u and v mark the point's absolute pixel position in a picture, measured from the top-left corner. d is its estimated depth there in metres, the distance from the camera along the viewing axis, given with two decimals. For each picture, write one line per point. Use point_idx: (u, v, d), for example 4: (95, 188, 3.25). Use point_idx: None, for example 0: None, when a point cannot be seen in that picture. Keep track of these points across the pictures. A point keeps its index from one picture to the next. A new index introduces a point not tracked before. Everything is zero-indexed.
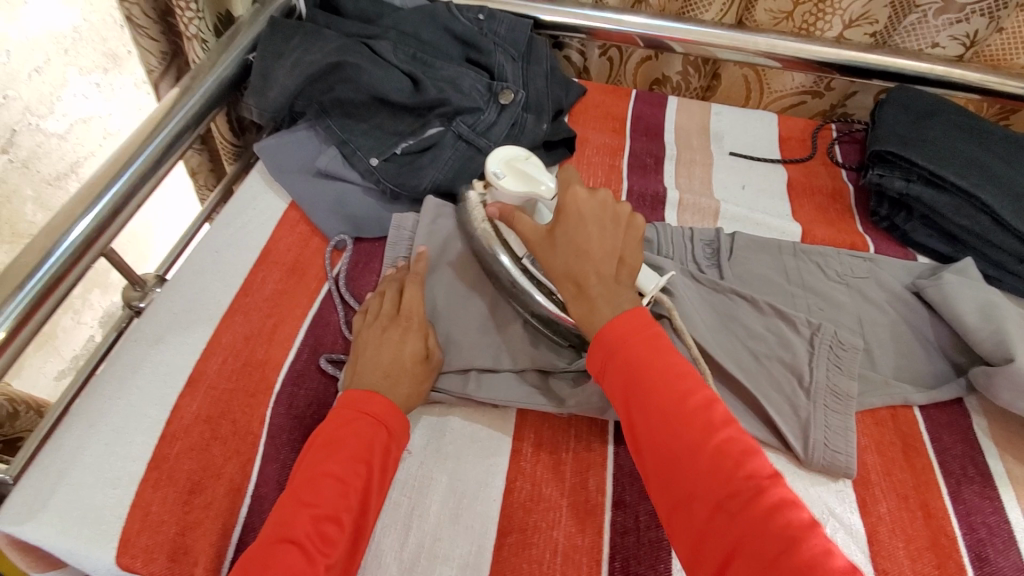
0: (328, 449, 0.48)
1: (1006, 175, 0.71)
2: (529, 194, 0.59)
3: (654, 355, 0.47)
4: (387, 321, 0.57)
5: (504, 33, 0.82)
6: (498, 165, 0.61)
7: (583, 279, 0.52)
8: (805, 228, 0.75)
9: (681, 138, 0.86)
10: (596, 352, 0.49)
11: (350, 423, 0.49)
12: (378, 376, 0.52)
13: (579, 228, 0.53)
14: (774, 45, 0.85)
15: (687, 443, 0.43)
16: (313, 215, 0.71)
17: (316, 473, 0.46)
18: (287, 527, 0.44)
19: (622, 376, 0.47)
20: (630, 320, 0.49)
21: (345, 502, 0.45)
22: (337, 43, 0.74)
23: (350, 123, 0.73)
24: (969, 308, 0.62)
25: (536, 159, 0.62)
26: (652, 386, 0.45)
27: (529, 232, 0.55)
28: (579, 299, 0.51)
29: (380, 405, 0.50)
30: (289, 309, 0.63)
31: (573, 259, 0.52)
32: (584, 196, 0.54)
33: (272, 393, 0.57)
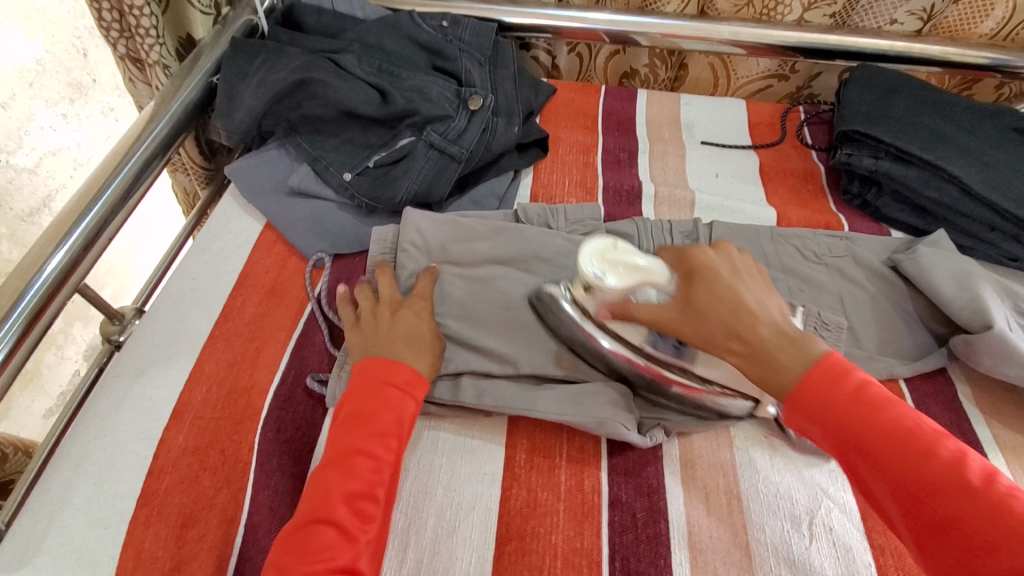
0: (354, 428, 0.49)
1: (971, 145, 0.73)
2: (640, 282, 0.52)
3: (864, 411, 0.41)
4: (396, 301, 0.59)
5: (469, 39, 0.81)
6: (595, 265, 0.53)
7: (749, 335, 0.47)
8: (780, 211, 0.76)
9: (653, 131, 0.87)
10: (794, 417, 0.44)
11: (368, 402, 0.50)
12: (397, 346, 0.54)
13: (719, 284, 0.49)
14: (737, 33, 0.86)
15: (952, 511, 0.37)
16: (290, 235, 0.70)
17: (349, 447, 0.48)
18: (323, 505, 0.45)
19: (833, 440, 0.42)
20: (824, 377, 0.43)
21: (378, 478, 0.47)
22: (301, 59, 0.73)
23: (320, 139, 0.73)
24: (945, 279, 0.63)
25: (625, 243, 0.55)
26: (876, 450, 0.40)
27: (659, 313, 0.51)
28: (754, 357, 0.47)
29: (400, 379, 0.51)
30: (272, 332, 0.62)
31: (729, 317, 0.48)
32: (713, 257, 0.51)
33: (260, 418, 0.56)
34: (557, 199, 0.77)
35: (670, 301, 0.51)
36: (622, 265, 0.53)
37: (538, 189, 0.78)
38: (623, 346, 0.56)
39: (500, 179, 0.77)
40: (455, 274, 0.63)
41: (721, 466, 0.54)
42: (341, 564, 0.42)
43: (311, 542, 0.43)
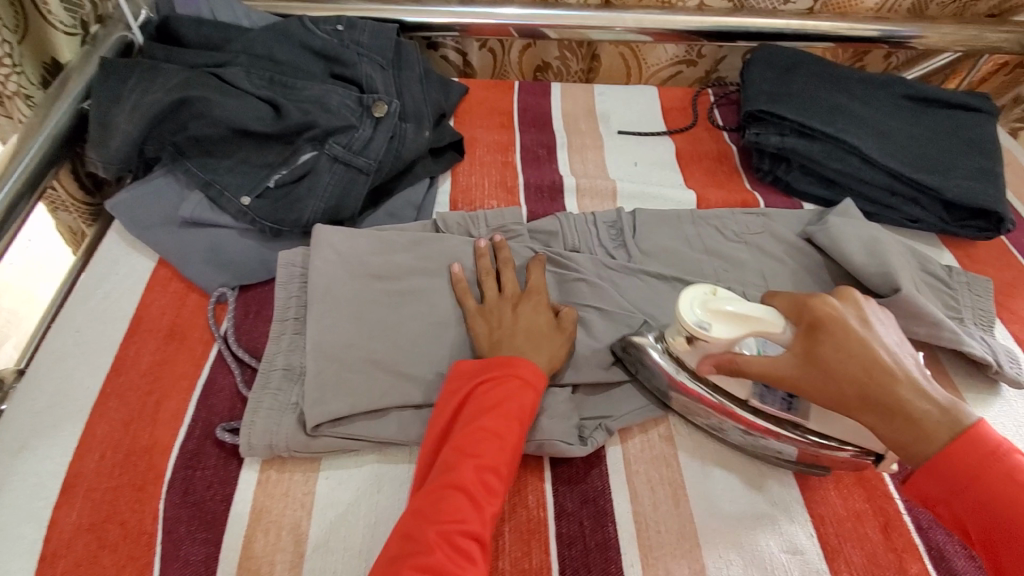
0: (486, 408, 0.48)
1: (866, 115, 0.76)
2: (749, 332, 0.48)
3: (1018, 492, 0.39)
4: (516, 298, 0.58)
5: (368, 42, 0.76)
6: (696, 313, 0.49)
7: (888, 399, 0.43)
8: (699, 194, 0.77)
9: (570, 124, 0.86)
10: (924, 487, 0.42)
11: (507, 384, 0.49)
12: (519, 341, 0.53)
13: (849, 339, 0.45)
14: (642, 20, 0.86)
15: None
16: (185, 270, 0.63)
17: (474, 425, 0.47)
18: (453, 473, 0.44)
19: (971, 518, 0.41)
20: (972, 452, 0.41)
21: (504, 455, 0.46)
22: (180, 77, 0.67)
23: (211, 161, 0.66)
24: (855, 247, 0.65)
25: (722, 291, 0.51)
26: (1020, 532, 0.39)
27: (776, 369, 0.46)
28: (896, 424, 0.43)
29: (525, 370, 0.50)
30: (172, 381, 0.56)
31: (866, 379, 0.44)
32: (833, 304, 0.47)
33: (164, 481, 0.50)
34: (478, 203, 0.74)
35: (791, 355, 0.47)
36: (727, 315, 0.48)
37: (457, 194, 0.75)
38: (724, 400, 0.52)
39: (416, 188, 0.73)
40: (372, 293, 0.58)
41: (664, 459, 0.54)
42: (468, 536, 0.42)
43: (438, 510, 0.43)
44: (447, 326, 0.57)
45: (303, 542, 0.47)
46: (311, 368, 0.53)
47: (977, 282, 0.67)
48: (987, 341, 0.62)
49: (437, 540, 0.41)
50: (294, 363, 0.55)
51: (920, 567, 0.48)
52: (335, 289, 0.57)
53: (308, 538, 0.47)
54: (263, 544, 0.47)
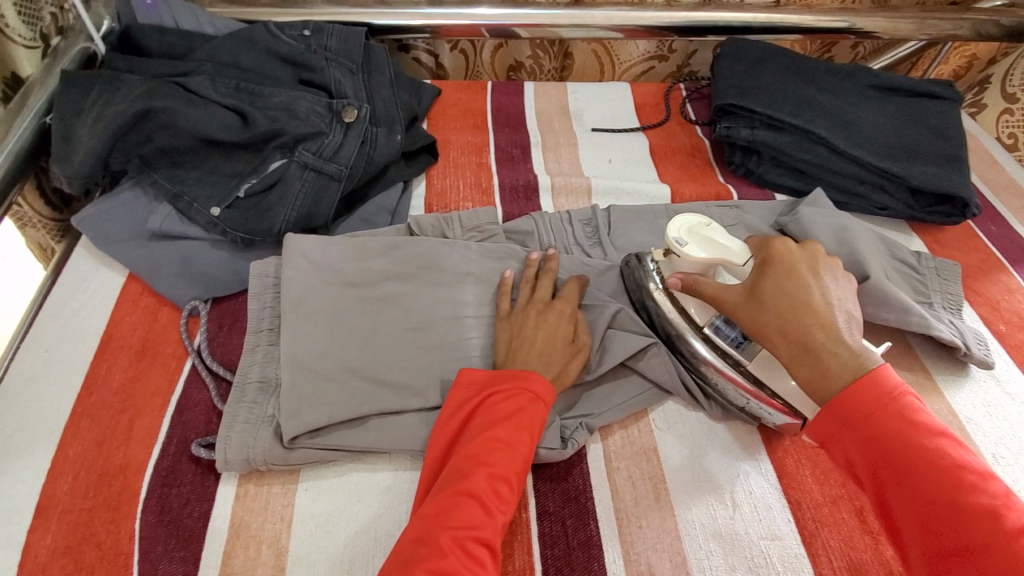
0: (499, 416, 0.47)
1: (833, 106, 0.77)
2: (718, 260, 0.53)
3: (910, 436, 0.40)
4: (544, 305, 0.57)
5: (336, 46, 0.75)
6: (680, 232, 0.55)
7: (805, 335, 0.46)
8: (673, 188, 0.77)
9: (544, 123, 0.86)
10: (825, 421, 0.44)
11: (522, 395, 0.49)
12: (531, 356, 0.53)
13: (790, 280, 0.48)
14: (611, 17, 0.87)
15: (977, 542, 0.36)
16: (155, 284, 0.62)
17: (486, 435, 0.46)
18: (465, 480, 0.44)
19: (864, 456, 0.42)
20: (872, 392, 0.42)
21: (516, 465, 0.46)
22: (143, 87, 0.66)
23: (179, 172, 0.65)
24: (825, 237, 0.66)
25: (717, 224, 0.55)
26: (908, 468, 0.40)
27: (721, 294, 0.51)
28: (805, 357, 0.46)
29: (538, 384, 0.50)
30: (146, 398, 0.55)
31: (790, 313, 0.47)
32: (791, 251, 0.50)
33: (139, 501, 0.49)
34: (453, 205, 0.74)
35: (735, 287, 0.50)
36: (705, 239, 0.54)
37: (432, 197, 0.74)
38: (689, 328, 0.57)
39: (390, 192, 0.73)
40: (347, 300, 0.58)
41: (644, 453, 0.54)
42: (480, 542, 0.41)
43: (451, 515, 0.42)
44: (424, 331, 0.57)
45: (283, 556, 0.47)
46: (287, 379, 0.52)
47: (945, 266, 0.68)
48: (955, 324, 0.63)
49: (450, 545, 0.40)
50: (270, 375, 0.54)
51: (895, 548, 0.49)
52: (309, 297, 0.57)
53: (288, 552, 0.47)
54: (243, 559, 0.46)
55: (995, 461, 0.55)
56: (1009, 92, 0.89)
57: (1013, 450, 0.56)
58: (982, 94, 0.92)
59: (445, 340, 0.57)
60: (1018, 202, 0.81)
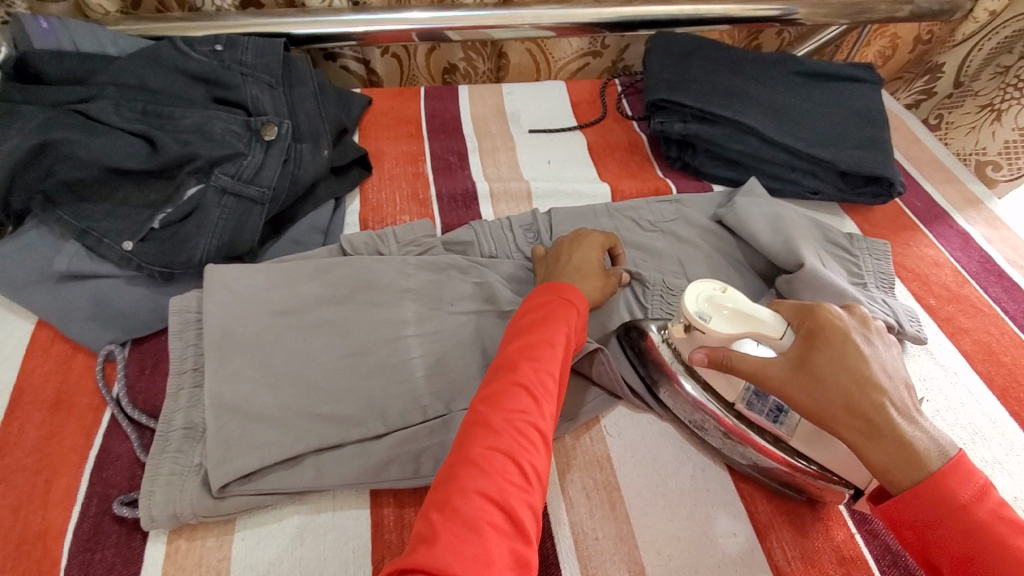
0: (540, 322, 0.49)
1: (761, 95, 0.78)
2: (749, 332, 0.49)
3: (1000, 533, 0.39)
4: (570, 240, 0.62)
5: (252, 60, 0.71)
6: (701, 306, 0.50)
7: (876, 417, 0.43)
8: (613, 186, 0.77)
9: (480, 127, 0.84)
10: (898, 513, 0.42)
11: (559, 302, 0.50)
12: (570, 274, 0.57)
13: (844, 352, 0.46)
14: (541, 16, 0.86)
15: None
16: (67, 329, 0.57)
17: (527, 338, 0.47)
18: (513, 373, 0.45)
19: (943, 547, 0.40)
20: (953, 483, 0.40)
21: (557, 364, 0.46)
22: (38, 117, 0.61)
23: (85, 206, 0.60)
24: (761, 226, 0.67)
25: (735, 289, 0.50)
26: (990, 567, 0.39)
27: (766, 371, 0.47)
28: (880, 442, 0.43)
29: (570, 293, 0.52)
30: (61, 456, 0.51)
31: (856, 390, 0.44)
32: (834, 319, 0.48)
33: (58, 570, 0.45)
34: (389, 220, 0.71)
35: (782, 361, 0.47)
36: (728, 312, 0.49)
37: (366, 212, 0.72)
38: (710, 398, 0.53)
39: (321, 211, 0.69)
40: (277, 331, 0.55)
41: (597, 462, 0.54)
42: (531, 426, 0.42)
43: (503, 404, 0.43)
44: (361, 356, 0.54)
45: None
46: (214, 423, 0.49)
47: (876, 246, 0.70)
48: (888, 303, 0.65)
49: (504, 425, 0.42)
50: (196, 420, 0.51)
51: (845, 533, 0.49)
52: (234, 333, 0.54)
53: None
54: None
55: None
56: (959, 80, 0.93)
57: (948, 421, 0.58)
58: (932, 82, 0.95)
59: (385, 364, 0.54)
60: (940, 176, 0.84)
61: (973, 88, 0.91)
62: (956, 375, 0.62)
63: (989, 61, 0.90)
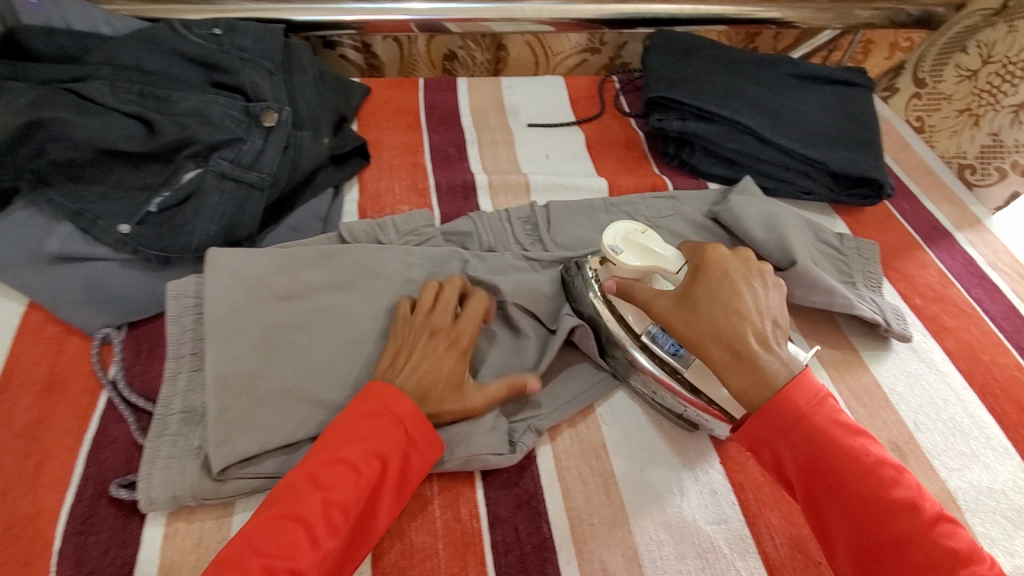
0: (352, 438, 0.45)
1: (757, 95, 0.79)
2: (652, 268, 0.55)
3: (837, 435, 0.45)
4: (437, 327, 0.52)
5: (251, 45, 0.71)
6: (615, 241, 0.56)
7: (737, 344, 0.49)
8: (611, 181, 0.78)
9: (480, 120, 0.84)
10: (758, 429, 0.47)
11: (382, 417, 0.46)
12: (410, 384, 0.49)
13: (721, 286, 0.52)
14: (541, 10, 0.86)
15: (900, 534, 0.41)
16: (60, 311, 0.57)
17: (328, 457, 0.44)
18: (297, 503, 0.41)
19: (798, 460, 0.45)
20: (802, 398, 0.46)
21: (355, 494, 0.42)
22: (30, 95, 0.59)
23: (78, 188, 0.59)
24: (755, 223, 0.68)
25: (653, 231, 0.58)
26: (841, 477, 0.44)
27: (658, 301, 0.53)
28: (739, 364, 0.49)
29: (402, 409, 0.46)
30: (54, 440, 0.50)
31: (723, 319, 0.50)
32: (725, 256, 0.54)
33: (52, 552, 0.45)
34: (388, 209, 0.71)
35: (670, 297, 0.53)
36: (638, 247, 0.56)
37: (366, 202, 0.71)
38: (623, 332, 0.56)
39: (320, 199, 0.69)
40: (274, 318, 0.54)
41: (593, 450, 0.54)
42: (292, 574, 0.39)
43: (264, 545, 0.40)
44: (361, 343, 0.55)
45: None
46: (211, 405, 0.49)
47: (865, 246, 0.72)
48: (876, 301, 0.67)
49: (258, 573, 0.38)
50: (195, 404, 0.51)
51: None
52: (233, 318, 0.53)
53: None
54: None
55: (916, 428, 0.59)
56: (919, 77, 0.92)
57: (930, 416, 0.60)
58: (896, 79, 0.96)
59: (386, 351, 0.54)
60: (927, 181, 0.87)
61: (939, 88, 0.90)
62: (939, 372, 0.64)
63: (946, 58, 0.89)
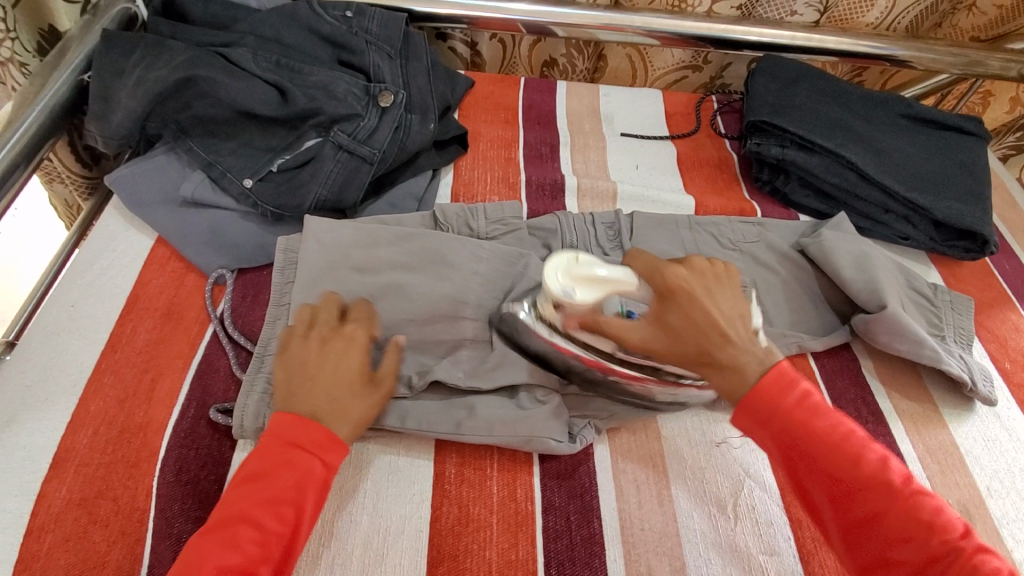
0: (254, 490, 0.43)
1: (864, 131, 0.77)
2: (607, 293, 0.50)
3: (808, 415, 0.44)
4: (326, 334, 0.51)
5: (377, 30, 0.76)
6: (561, 281, 0.50)
7: (716, 351, 0.48)
8: (698, 200, 0.78)
9: (574, 123, 0.86)
10: (744, 418, 0.47)
11: (289, 458, 0.44)
12: (321, 394, 0.47)
13: (693, 306, 0.49)
14: (650, 23, 0.87)
15: (877, 508, 0.42)
16: (185, 249, 0.63)
17: (237, 515, 0.42)
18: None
19: (778, 443, 0.45)
20: (777, 385, 0.45)
21: (265, 552, 0.41)
22: (187, 54, 0.66)
23: (215, 142, 0.66)
24: (845, 261, 0.66)
25: (586, 255, 0.51)
26: (817, 455, 0.44)
27: (630, 333, 0.50)
28: (723, 372, 0.47)
29: (314, 443, 0.45)
30: (168, 360, 0.56)
31: (699, 336, 0.48)
32: (684, 273, 0.51)
33: (158, 458, 0.50)
34: (479, 198, 0.74)
35: (642, 322, 0.50)
36: (586, 279, 0.50)
37: (459, 188, 0.75)
38: (596, 355, 0.53)
39: (418, 179, 0.74)
40: (367, 283, 0.58)
41: (651, 458, 0.55)
42: None
43: None
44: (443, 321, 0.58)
45: None
46: None
47: (959, 300, 0.69)
48: (965, 358, 0.64)
49: None
50: None
51: None
52: (334, 278, 0.58)
53: None
54: None
55: (988, 493, 0.57)
56: None
57: (1005, 484, 0.57)
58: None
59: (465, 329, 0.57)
60: None
61: None
62: (1021, 440, 0.61)
63: None
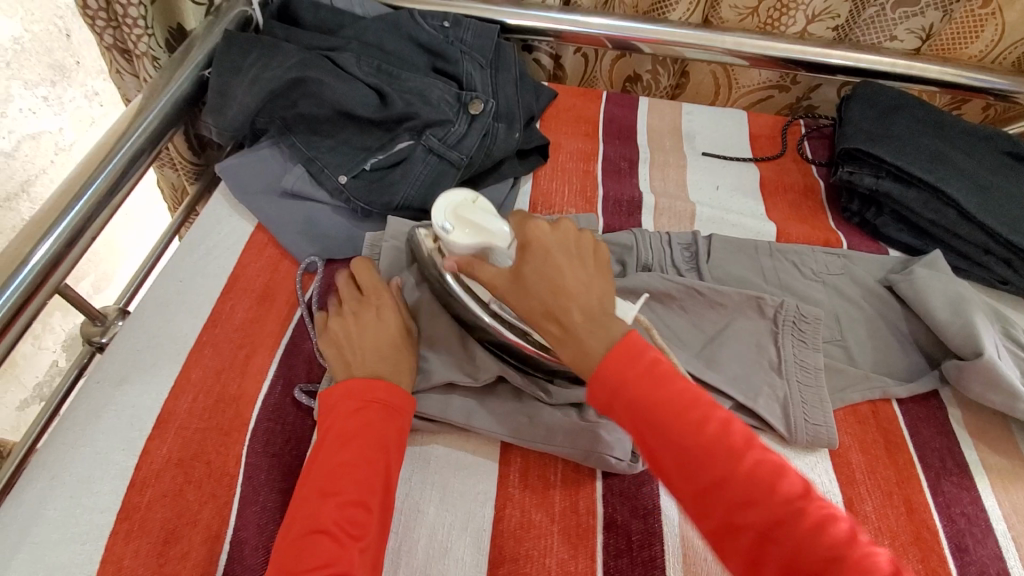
0: (336, 445, 0.47)
1: (968, 166, 0.73)
2: (483, 244, 0.51)
3: (661, 381, 0.43)
4: (355, 305, 0.58)
5: (471, 40, 0.79)
6: (445, 218, 0.52)
7: (563, 316, 0.46)
8: (780, 228, 0.76)
9: (654, 140, 0.86)
10: (598, 391, 0.44)
11: (371, 411, 0.49)
12: (370, 356, 0.53)
13: (548, 263, 0.47)
14: (740, 43, 0.85)
15: (718, 473, 0.40)
16: (280, 237, 0.68)
17: (334, 463, 0.46)
18: (313, 518, 0.43)
19: (631, 415, 0.43)
20: (628, 353, 0.44)
21: (370, 484, 0.45)
22: (298, 56, 0.70)
23: (315, 139, 0.70)
24: (939, 303, 0.63)
25: (485, 201, 0.53)
26: (666, 424, 0.41)
27: (494, 278, 0.50)
28: (567, 341, 0.46)
29: (381, 392, 0.50)
30: (261, 339, 0.60)
31: (547, 293, 0.46)
32: (547, 229, 0.48)
33: (248, 431, 0.54)
34: (557, 209, 0.76)
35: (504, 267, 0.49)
36: (468, 223, 0.51)
37: (537, 197, 0.76)
38: (473, 300, 0.55)
39: (499, 186, 0.76)
40: None
41: None
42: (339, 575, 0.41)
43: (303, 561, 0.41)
44: None
45: None
46: None
47: None
48: None
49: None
50: None
51: None
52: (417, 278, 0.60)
53: None
54: None
55: None
56: None
57: None
58: None
59: None
60: None
61: None
62: None
63: None
